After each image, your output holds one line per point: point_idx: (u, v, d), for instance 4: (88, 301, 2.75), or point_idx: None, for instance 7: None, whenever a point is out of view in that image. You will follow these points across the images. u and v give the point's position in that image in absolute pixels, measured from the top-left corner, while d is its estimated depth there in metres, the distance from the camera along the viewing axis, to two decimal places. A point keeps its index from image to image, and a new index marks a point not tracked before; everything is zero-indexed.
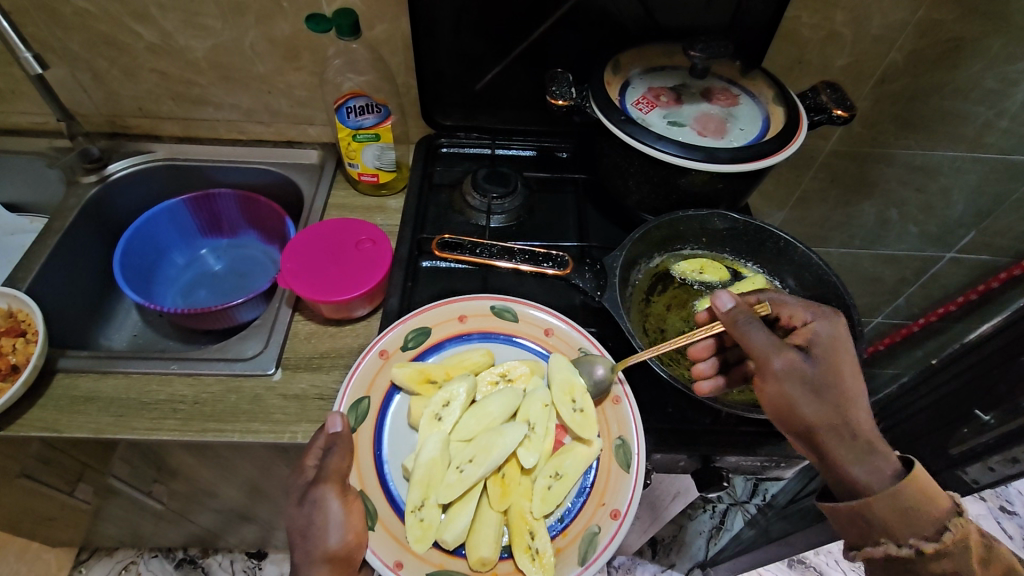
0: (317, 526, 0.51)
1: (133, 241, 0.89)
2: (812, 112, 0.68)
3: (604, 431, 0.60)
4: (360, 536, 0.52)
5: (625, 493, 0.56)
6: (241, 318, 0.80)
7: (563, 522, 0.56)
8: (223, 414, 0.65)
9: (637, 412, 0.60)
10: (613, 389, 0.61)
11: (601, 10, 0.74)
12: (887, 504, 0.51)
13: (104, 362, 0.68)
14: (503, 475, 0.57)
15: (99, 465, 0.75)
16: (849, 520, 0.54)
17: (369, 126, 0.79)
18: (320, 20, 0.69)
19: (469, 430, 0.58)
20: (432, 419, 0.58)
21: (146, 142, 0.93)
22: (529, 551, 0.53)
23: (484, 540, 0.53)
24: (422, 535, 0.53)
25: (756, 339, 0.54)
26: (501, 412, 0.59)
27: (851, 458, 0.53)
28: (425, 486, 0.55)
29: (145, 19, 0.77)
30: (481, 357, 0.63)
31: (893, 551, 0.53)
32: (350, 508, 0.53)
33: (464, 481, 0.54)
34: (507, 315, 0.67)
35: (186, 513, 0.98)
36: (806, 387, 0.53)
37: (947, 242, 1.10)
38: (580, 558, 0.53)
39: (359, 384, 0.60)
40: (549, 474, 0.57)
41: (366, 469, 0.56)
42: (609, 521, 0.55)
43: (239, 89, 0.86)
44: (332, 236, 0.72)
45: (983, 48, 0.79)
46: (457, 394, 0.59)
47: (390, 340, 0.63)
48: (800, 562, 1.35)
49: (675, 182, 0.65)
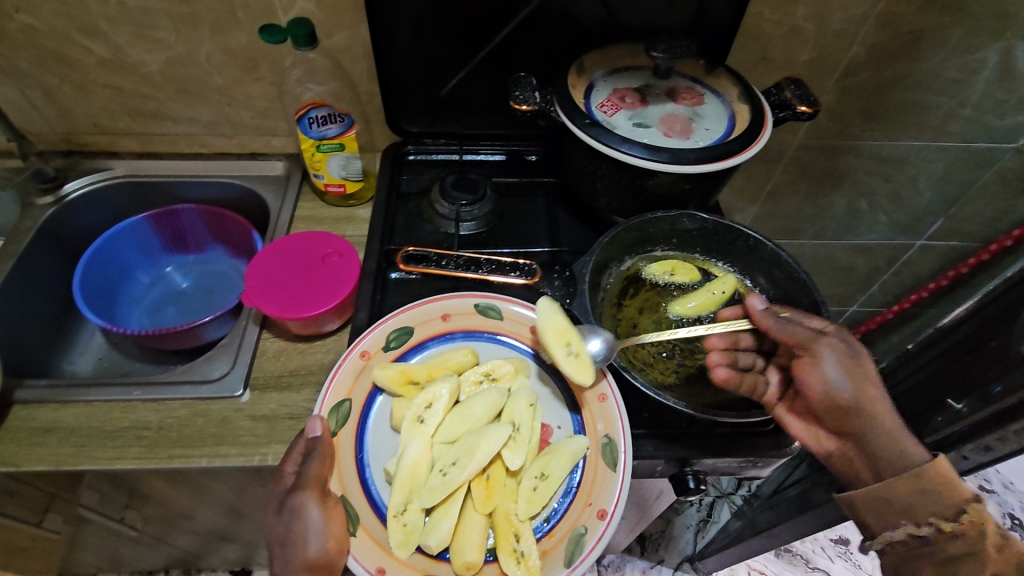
0: (296, 534, 0.50)
1: (94, 262, 0.86)
2: (777, 108, 0.68)
3: (591, 430, 0.59)
4: (342, 542, 0.51)
5: (613, 493, 0.54)
6: (208, 337, 0.77)
7: (550, 523, 0.54)
8: (190, 440, 0.63)
9: (622, 409, 0.58)
10: (600, 386, 0.60)
11: (564, 11, 0.74)
12: (905, 485, 0.52)
13: (64, 391, 0.66)
14: (487, 476, 0.55)
15: (67, 495, 0.73)
16: (870, 504, 0.55)
17: (332, 136, 0.77)
18: (275, 31, 0.67)
19: (453, 432, 0.57)
20: (415, 422, 0.57)
21: (103, 159, 0.90)
22: (515, 554, 0.52)
23: (468, 544, 0.52)
24: (405, 540, 0.52)
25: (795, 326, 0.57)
26: (485, 413, 0.57)
27: (893, 433, 0.54)
28: (407, 490, 0.53)
29: (95, 33, 0.75)
30: (464, 357, 0.62)
31: (911, 531, 0.53)
32: (330, 514, 0.52)
33: (447, 485, 0.52)
34: (492, 313, 0.66)
35: (163, 537, 0.95)
36: (847, 367, 0.55)
37: (916, 230, 1.12)
38: (566, 561, 0.52)
39: (338, 386, 0.58)
40: (534, 474, 0.55)
41: (347, 473, 0.55)
42: (596, 522, 0.53)
43: (198, 103, 0.84)
44: (300, 249, 0.71)
45: (943, 38, 0.80)
46: (440, 395, 0.58)
47: (372, 340, 0.62)
48: (787, 551, 1.36)
49: (642, 183, 0.65)
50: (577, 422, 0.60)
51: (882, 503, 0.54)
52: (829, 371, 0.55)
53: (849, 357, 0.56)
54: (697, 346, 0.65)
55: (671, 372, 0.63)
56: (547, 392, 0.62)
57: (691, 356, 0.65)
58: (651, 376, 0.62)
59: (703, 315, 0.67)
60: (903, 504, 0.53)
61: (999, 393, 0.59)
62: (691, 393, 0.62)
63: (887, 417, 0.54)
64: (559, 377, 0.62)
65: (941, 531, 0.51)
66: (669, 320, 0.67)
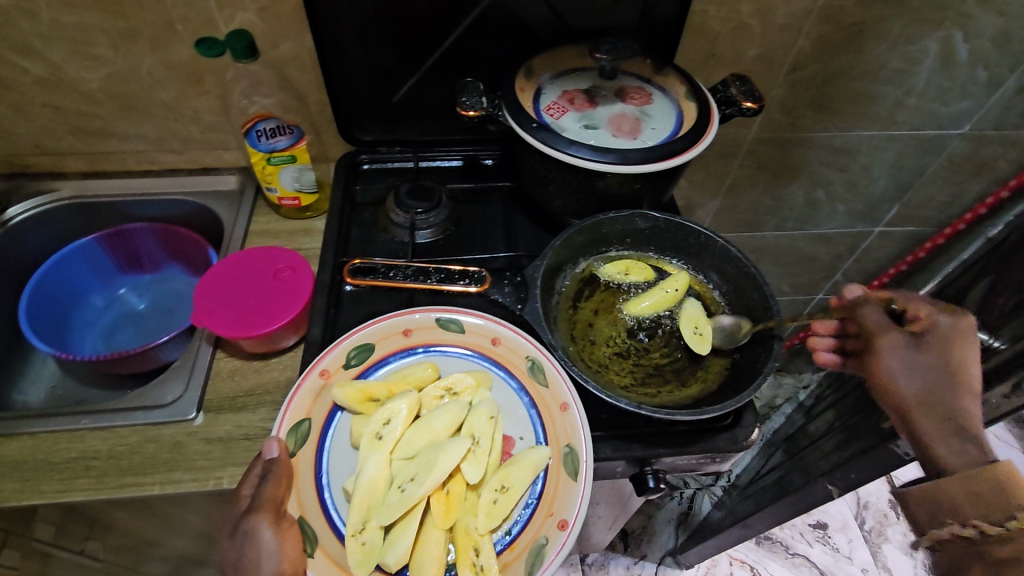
0: (249, 558, 0.49)
1: (41, 287, 0.84)
2: (723, 105, 0.68)
3: (552, 440, 0.58)
4: (296, 565, 0.50)
5: (573, 501, 0.54)
6: (164, 358, 0.75)
7: (511, 535, 0.54)
8: (142, 467, 0.61)
9: (585, 419, 0.57)
10: (562, 395, 0.59)
11: (511, 15, 0.73)
12: (956, 484, 0.55)
13: (10, 423, 0.64)
14: (447, 491, 0.54)
15: (21, 529, 0.70)
16: (921, 499, 0.58)
17: (282, 148, 0.76)
18: (211, 44, 0.66)
19: (412, 448, 0.56)
20: (373, 439, 0.56)
21: (49, 181, 0.87)
22: (475, 567, 0.51)
23: (427, 559, 0.51)
24: (363, 559, 0.51)
25: (872, 318, 0.61)
26: (444, 427, 0.57)
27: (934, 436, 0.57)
28: (365, 507, 0.53)
29: (29, 52, 0.72)
30: (425, 371, 0.61)
31: (958, 531, 0.55)
32: (284, 535, 0.51)
33: (405, 501, 0.52)
34: (452, 326, 0.65)
35: (131, 567, 0.92)
36: (911, 366, 0.58)
37: (874, 217, 1.15)
38: (527, 572, 0.52)
39: (297, 407, 0.57)
40: (494, 487, 0.54)
41: (305, 493, 0.54)
42: (557, 532, 0.53)
43: (143, 119, 0.82)
44: (250, 266, 0.69)
45: (884, 30, 0.82)
46: (399, 410, 0.58)
47: (332, 359, 0.60)
48: (768, 539, 1.36)
49: (592, 185, 0.65)
50: (538, 431, 0.59)
51: (934, 503, 0.57)
52: (888, 368, 0.58)
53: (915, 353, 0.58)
54: (651, 345, 0.66)
55: (628, 373, 0.63)
56: (509, 402, 0.62)
57: (645, 354, 0.65)
58: (607, 377, 0.62)
59: (657, 313, 0.67)
60: (955, 504, 0.55)
61: None
62: (646, 392, 0.62)
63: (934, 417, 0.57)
64: (521, 388, 0.62)
65: (988, 534, 0.53)
66: (624, 321, 0.67)
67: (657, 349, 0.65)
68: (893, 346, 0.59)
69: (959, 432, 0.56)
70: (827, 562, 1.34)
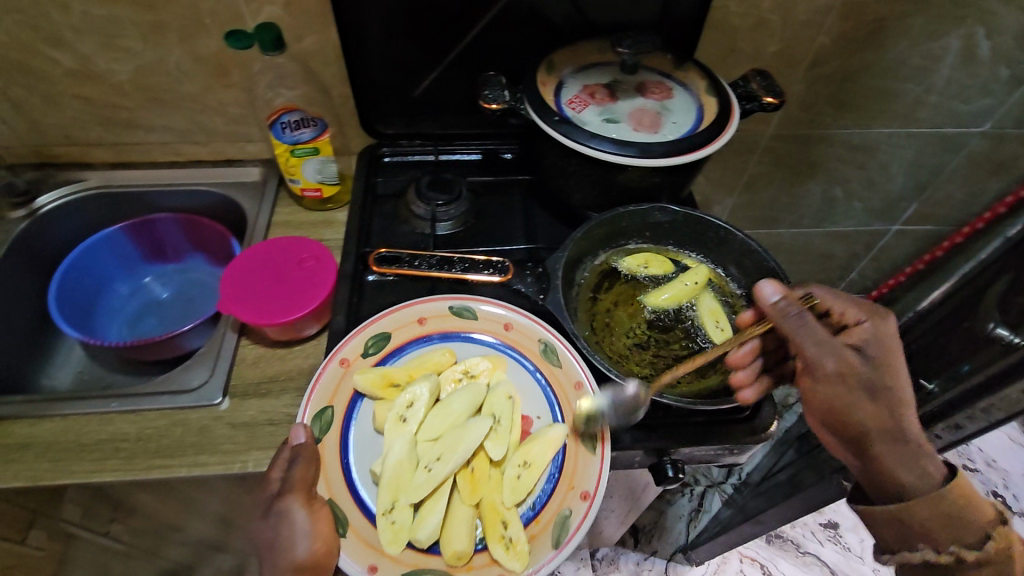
0: (284, 537, 0.50)
1: (68, 274, 0.85)
2: (743, 100, 0.69)
3: (569, 417, 0.59)
4: (329, 543, 0.51)
5: (594, 474, 0.55)
6: (188, 346, 0.77)
7: (535, 509, 0.55)
8: (169, 450, 0.63)
9: (601, 396, 0.59)
10: (575, 374, 0.61)
11: (532, 10, 0.74)
12: (927, 508, 0.53)
13: (40, 406, 0.65)
14: (471, 469, 0.56)
15: (50, 510, 0.72)
16: (887, 522, 0.56)
17: (307, 140, 0.77)
18: (240, 36, 0.67)
19: (435, 429, 0.57)
20: (397, 421, 0.57)
21: (76, 171, 0.89)
22: (503, 540, 0.53)
23: (457, 535, 0.53)
24: (394, 537, 0.52)
25: (810, 339, 0.55)
26: (465, 407, 0.58)
27: (893, 461, 0.55)
28: (393, 489, 0.54)
29: (61, 44, 0.74)
30: (443, 356, 0.62)
31: (931, 557, 0.54)
32: (317, 515, 0.52)
33: (432, 480, 0.54)
34: (467, 314, 0.66)
35: (153, 549, 0.94)
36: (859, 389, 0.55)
37: (892, 215, 1.14)
38: (553, 544, 0.53)
39: (321, 394, 0.59)
40: (517, 462, 0.56)
41: (332, 476, 0.55)
42: (580, 504, 0.54)
43: (169, 111, 0.83)
44: (275, 256, 0.70)
45: (906, 27, 0.81)
46: (420, 394, 0.59)
47: (351, 347, 0.62)
48: (778, 537, 1.37)
49: (612, 178, 0.66)
50: (554, 410, 0.60)
51: (899, 523, 0.55)
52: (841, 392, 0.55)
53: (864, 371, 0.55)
54: (671, 336, 0.66)
55: (648, 364, 0.64)
56: (526, 385, 0.62)
57: (665, 346, 0.65)
58: (627, 367, 0.63)
59: (677, 305, 0.68)
60: (924, 528, 0.54)
61: (966, 372, 0.65)
62: (665, 382, 0.62)
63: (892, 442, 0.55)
64: (535, 369, 0.63)
65: (962, 557, 0.53)
66: (643, 312, 0.68)
67: (678, 341, 0.66)
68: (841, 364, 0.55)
69: (917, 453, 0.55)
70: (838, 561, 1.34)
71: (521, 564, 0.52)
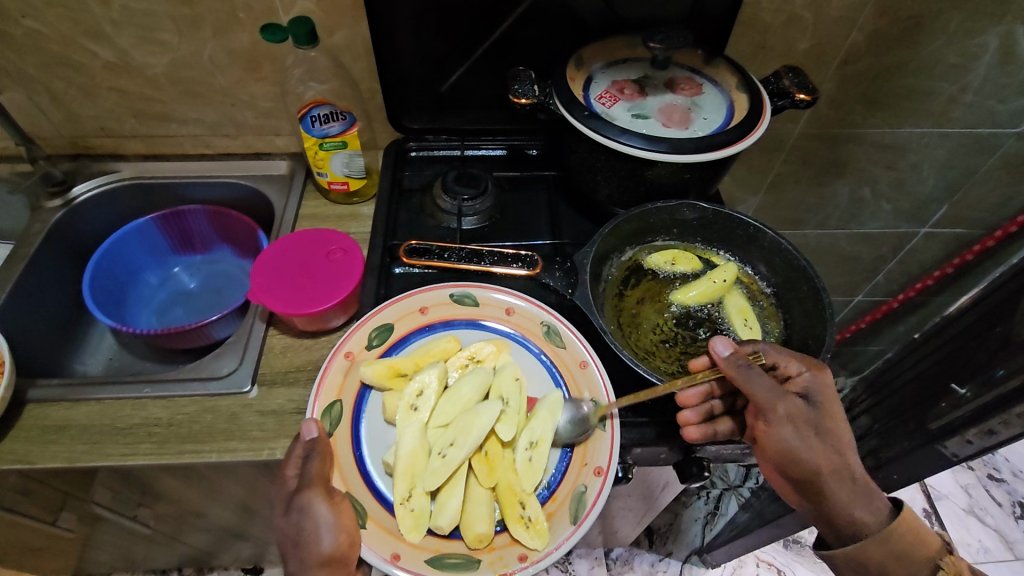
0: (308, 532, 0.50)
1: (102, 263, 0.87)
2: (775, 97, 0.68)
3: (576, 392, 0.62)
4: (353, 535, 0.52)
5: (605, 450, 0.57)
6: (216, 336, 0.77)
7: (551, 489, 0.57)
8: (200, 435, 0.64)
9: (604, 375, 0.61)
10: (580, 353, 0.63)
11: (563, 6, 0.74)
12: (881, 547, 0.55)
13: (76, 389, 0.67)
14: (485, 452, 0.57)
15: (81, 493, 0.73)
16: (848, 564, 0.57)
17: (335, 134, 0.78)
18: (275, 30, 0.68)
19: (446, 415, 0.58)
20: (408, 410, 0.58)
21: (110, 162, 0.91)
22: (523, 520, 0.54)
23: (476, 517, 0.54)
24: (415, 524, 0.53)
25: (759, 387, 0.55)
26: (474, 392, 0.59)
27: (851, 502, 0.56)
28: (409, 476, 0.55)
29: (100, 37, 0.76)
30: (448, 343, 0.63)
31: None
32: (338, 508, 0.52)
33: (449, 464, 0.54)
34: (468, 300, 0.67)
35: (176, 535, 0.96)
36: (808, 434, 0.55)
37: (921, 217, 1.12)
38: (572, 519, 0.54)
39: (328, 389, 0.59)
40: (525, 445, 0.57)
41: (348, 470, 0.56)
42: (594, 479, 0.56)
43: (202, 104, 0.85)
44: (302, 248, 0.71)
45: (942, 24, 0.80)
46: (429, 381, 0.59)
47: (355, 340, 0.62)
48: (796, 542, 1.34)
49: (641, 174, 0.66)
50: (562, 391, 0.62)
51: (858, 565, 0.56)
52: (788, 438, 0.55)
53: (810, 416, 0.56)
54: (698, 334, 0.66)
55: (674, 361, 0.64)
56: (532, 368, 0.64)
57: (693, 343, 0.65)
58: (654, 365, 0.63)
59: (706, 303, 0.68)
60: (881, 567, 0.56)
61: (1000, 375, 0.63)
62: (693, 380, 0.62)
63: (845, 485, 0.56)
64: (540, 352, 0.65)
65: None
66: (671, 310, 0.68)
67: (704, 338, 0.66)
68: (789, 412, 0.55)
69: (865, 492, 0.57)
70: None
71: (542, 542, 0.53)
